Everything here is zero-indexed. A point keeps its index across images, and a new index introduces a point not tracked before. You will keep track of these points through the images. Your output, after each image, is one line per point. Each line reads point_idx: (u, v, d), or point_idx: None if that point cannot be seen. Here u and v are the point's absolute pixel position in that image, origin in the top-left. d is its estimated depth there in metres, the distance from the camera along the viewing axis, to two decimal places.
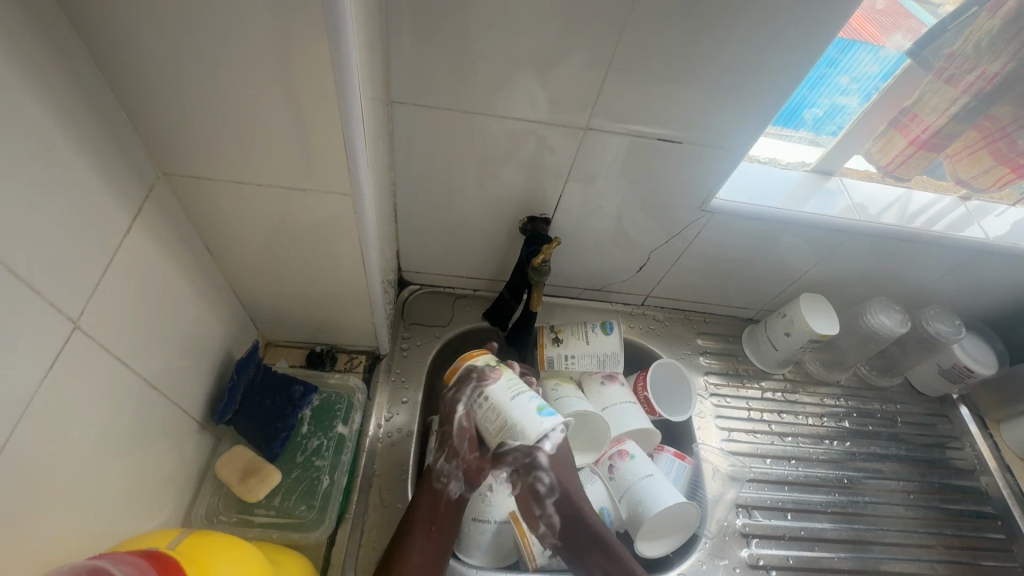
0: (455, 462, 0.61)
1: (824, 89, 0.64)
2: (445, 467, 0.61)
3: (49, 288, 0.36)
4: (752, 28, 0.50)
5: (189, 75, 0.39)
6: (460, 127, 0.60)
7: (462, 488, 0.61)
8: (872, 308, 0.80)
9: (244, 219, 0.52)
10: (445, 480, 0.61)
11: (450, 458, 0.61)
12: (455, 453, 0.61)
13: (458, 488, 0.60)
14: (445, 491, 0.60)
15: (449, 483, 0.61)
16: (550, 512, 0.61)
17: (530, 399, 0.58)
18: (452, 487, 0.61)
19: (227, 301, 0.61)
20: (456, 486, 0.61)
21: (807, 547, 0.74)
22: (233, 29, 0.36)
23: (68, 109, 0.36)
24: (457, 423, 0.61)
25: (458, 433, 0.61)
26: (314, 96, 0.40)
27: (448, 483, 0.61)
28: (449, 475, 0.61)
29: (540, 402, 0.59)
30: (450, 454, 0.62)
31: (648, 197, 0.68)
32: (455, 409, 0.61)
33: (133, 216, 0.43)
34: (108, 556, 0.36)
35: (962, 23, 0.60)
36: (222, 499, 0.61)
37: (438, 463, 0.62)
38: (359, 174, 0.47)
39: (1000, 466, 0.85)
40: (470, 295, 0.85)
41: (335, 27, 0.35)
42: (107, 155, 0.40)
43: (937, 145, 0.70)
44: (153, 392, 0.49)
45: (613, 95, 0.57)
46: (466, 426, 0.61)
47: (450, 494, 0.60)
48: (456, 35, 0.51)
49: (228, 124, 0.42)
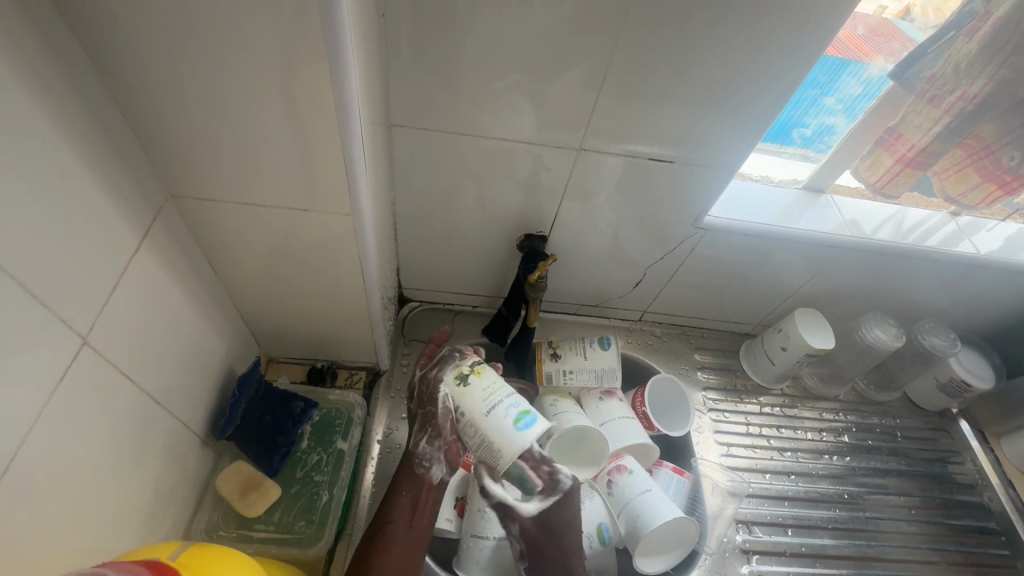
0: (435, 446, 0.61)
1: (811, 109, 0.66)
2: (426, 451, 0.61)
3: (61, 306, 0.38)
4: (734, 53, 0.53)
5: (198, 102, 0.41)
6: (458, 148, 0.62)
7: (444, 472, 0.61)
8: (867, 323, 0.80)
9: (249, 238, 0.53)
10: (427, 464, 0.60)
11: (431, 441, 0.60)
12: (436, 434, 0.60)
13: (440, 472, 0.60)
14: (427, 475, 0.60)
15: (431, 467, 0.60)
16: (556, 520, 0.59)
17: (507, 409, 0.54)
18: (433, 472, 0.60)
19: (230, 318, 0.62)
20: (438, 471, 0.60)
21: (809, 564, 0.74)
22: (240, 60, 0.38)
23: (82, 135, 0.37)
24: (441, 401, 0.59)
25: (441, 411, 0.59)
26: (316, 119, 0.42)
27: (430, 468, 0.60)
28: (431, 459, 0.60)
29: (520, 408, 0.55)
30: (430, 437, 0.60)
31: (642, 214, 0.70)
32: (437, 388, 0.61)
33: (142, 236, 0.45)
34: (112, 564, 0.36)
35: (941, 47, 0.61)
36: (222, 514, 0.61)
37: (419, 446, 0.61)
38: (359, 193, 0.48)
39: (1004, 481, 0.84)
40: (469, 311, 0.86)
41: (335, 56, 0.38)
42: (117, 180, 0.42)
43: (923, 163, 0.71)
44: (156, 406, 0.50)
45: (606, 116, 0.59)
46: (449, 406, 0.59)
47: (432, 479, 0.60)
48: (454, 60, 0.54)
49: (234, 147, 0.44)
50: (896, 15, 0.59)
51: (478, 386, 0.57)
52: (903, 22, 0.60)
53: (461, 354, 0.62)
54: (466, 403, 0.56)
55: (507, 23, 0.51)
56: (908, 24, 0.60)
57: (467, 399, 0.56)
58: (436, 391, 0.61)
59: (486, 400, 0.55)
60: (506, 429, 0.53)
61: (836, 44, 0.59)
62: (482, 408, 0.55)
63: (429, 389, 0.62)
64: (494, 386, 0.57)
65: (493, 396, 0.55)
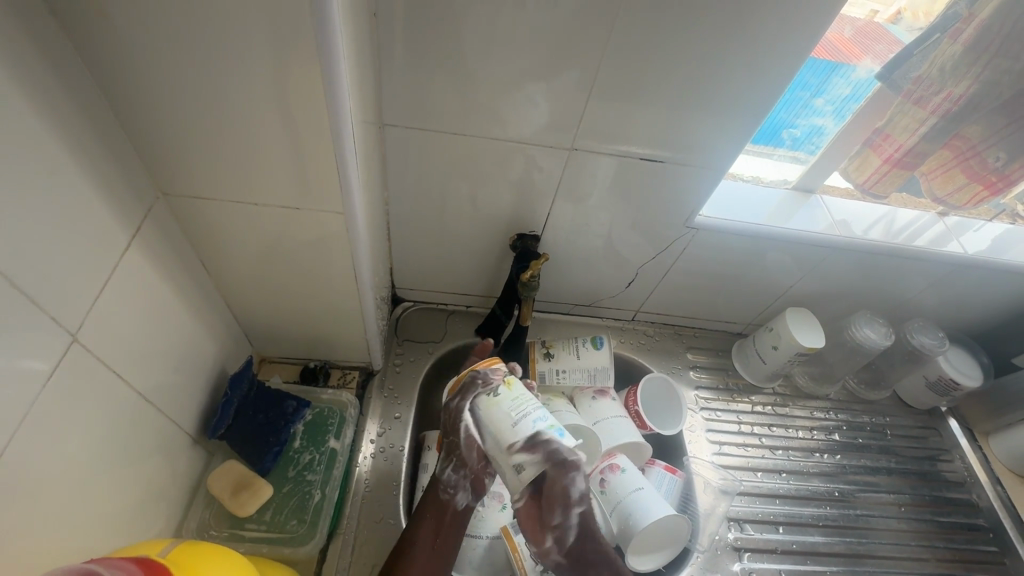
0: (461, 475, 0.60)
1: (800, 111, 0.67)
2: (451, 478, 0.61)
3: (51, 302, 0.38)
4: (724, 55, 0.53)
5: (191, 100, 0.41)
6: (451, 147, 0.62)
7: (469, 498, 0.61)
8: (857, 322, 0.81)
9: (241, 237, 0.53)
10: (452, 492, 0.61)
11: (456, 469, 0.60)
12: (462, 464, 0.59)
13: (465, 499, 0.61)
14: (451, 502, 0.60)
15: (456, 495, 0.61)
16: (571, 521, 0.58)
17: (535, 420, 0.54)
18: (459, 498, 0.61)
19: (222, 317, 0.62)
20: (464, 497, 0.61)
21: (800, 561, 0.74)
22: (233, 59, 0.38)
23: (73, 133, 0.37)
24: (465, 432, 0.57)
25: (465, 442, 0.58)
26: (308, 118, 0.42)
27: (455, 495, 0.61)
28: (456, 486, 0.61)
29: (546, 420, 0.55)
30: (456, 466, 0.60)
31: (635, 214, 0.70)
32: (459, 420, 0.57)
33: (133, 234, 0.45)
34: (102, 560, 0.36)
35: (927, 49, 0.62)
36: (214, 513, 0.61)
37: (445, 474, 0.61)
38: (351, 193, 0.48)
39: (992, 479, 0.85)
40: (463, 311, 0.86)
41: (328, 55, 0.38)
42: (109, 177, 0.42)
43: (911, 163, 0.72)
44: (148, 405, 0.50)
45: (598, 116, 0.59)
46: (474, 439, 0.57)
47: (456, 505, 0.61)
48: (447, 61, 0.54)
49: (226, 145, 0.44)
50: (885, 19, 0.61)
51: (486, 418, 0.55)
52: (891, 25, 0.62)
53: (484, 385, 0.56)
54: (494, 414, 0.55)
55: (499, 23, 0.51)
56: (897, 28, 0.62)
57: (495, 409, 0.55)
58: (459, 422, 0.58)
59: (515, 412, 0.54)
60: (535, 442, 0.53)
61: (824, 45, 0.60)
62: (511, 419, 0.54)
63: (452, 420, 0.58)
64: (524, 397, 0.56)
65: (522, 410, 0.54)
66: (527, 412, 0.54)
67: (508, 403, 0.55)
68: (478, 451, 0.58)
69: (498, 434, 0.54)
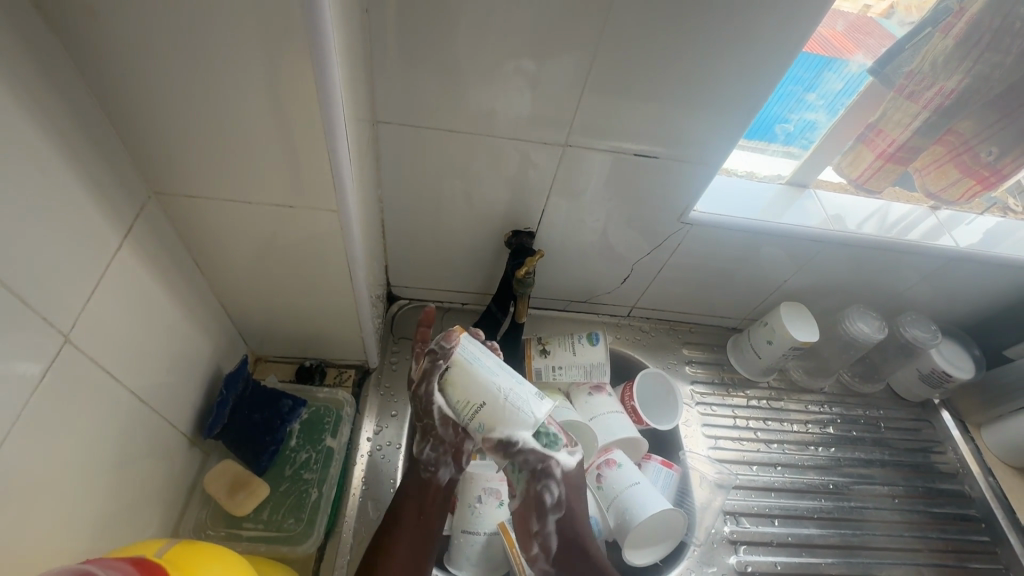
0: (441, 451, 0.58)
1: (794, 105, 0.67)
2: (430, 457, 0.59)
3: (44, 304, 0.38)
4: (717, 49, 0.53)
5: (182, 97, 0.40)
6: (445, 144, 0.62)
7: (452, 472, 0.59)
8: (851, 315, 0.82)
9: (234, 235, 0.53)
10: (433, 469, 0.59)
11: (435, 447, 0.58)
12: (439, 441, 0.57)
13: (447, 473, 0.59)
14: (434, 478, 0.60)
15: (438, 471, 0.59)
16: (550, 529, 0.58)
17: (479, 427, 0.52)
18: (441, 474, 0.59)
19: (216, 317, 0.62)
20: (446, 472, 0.59)
21: (795, 553, 0.75)
22: (223, 56, 0.38)
23: (63, 132, 0.37)
24: (437, 413, 0.55)
25: (439, 420, 0.56)
26: (300, 114, 0.42)
27: (436, 471, 0.59)
28: (436, 464, 0.59)
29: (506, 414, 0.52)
30: (434, 444, 0.58)
31: (629, 211, 0.70)
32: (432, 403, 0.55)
33: (125, 234, 0.45)
34: (95, 561, 0.36)
35: (918, 43, 0.62)
36: (210, 513, 0.61)
37: (422, 453, 0.59)
38: (345, 190, 0.48)
39: (984, 469, 0.86)
40: (458, 308, 0.86)
41: (320, 52, 0.38)
42: (99, 177, 0.41)
43: (904, 158, 0.73)
44: (142, 405, 0.50)
45: (591, 112, 0.59)
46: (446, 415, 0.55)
47: (440, 480, 0.60)
48: (440, 57, 0.54)
49: (217, 143, 0.44)
50: (879, 14, 0.61)
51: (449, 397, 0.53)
52: (885, 19, 0.61)
53: (445, 358, 0.54)
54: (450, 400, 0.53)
55: (491, 18, 0.51)
56: (890, 22, 0.62)
57: (450, 391, 0.53)
58: (431, 403, 0.55)
59: (463, 409, 0.52)
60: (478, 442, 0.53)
61: (817, 40, 0.60)
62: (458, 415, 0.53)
63: (423, 403, 0.56)
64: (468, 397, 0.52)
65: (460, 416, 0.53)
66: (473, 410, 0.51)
67: (457, 392, 0.52)
68: (452, 426, 0.56)
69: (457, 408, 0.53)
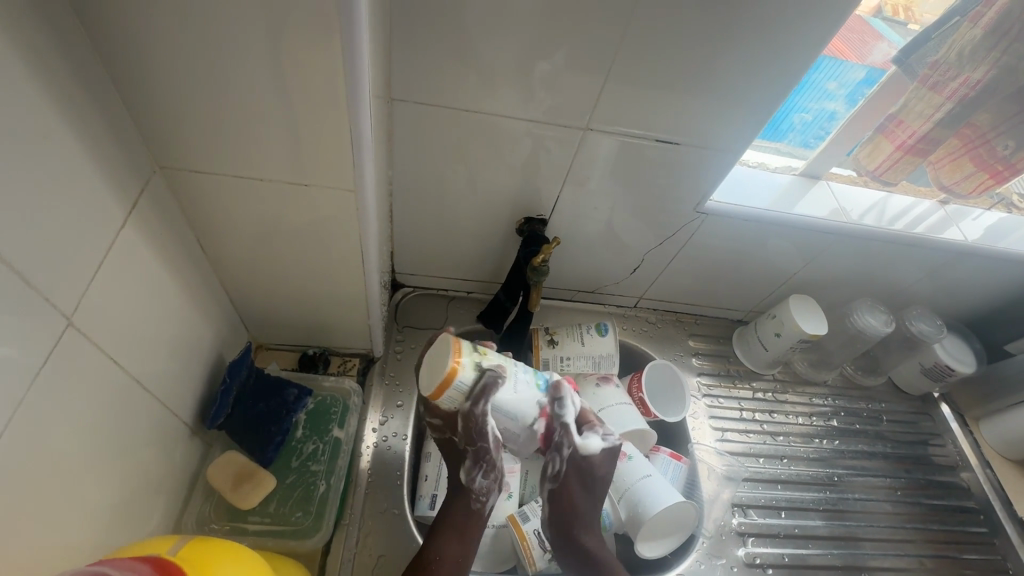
0: (493, 479, 0.59)
1: (814, 94, 0.66)
2: (483, 485, 0.59)
3: (48, 283, 0.35)
4: (753, 31, 0.51)
5: (195, 62, 0.37)
6: (460, 125, 0.60)
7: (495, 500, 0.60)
8: (859, 309, 0.82)
9: (242, 215, 0.50)
10: (483, 499, 0.59)
11: (487, 474, 0.59)
12: (492, 468, 0.59)
13: (493, 502, 0.60)
14: (481, 509, 0.59)
15: (487, 501, 0.59)
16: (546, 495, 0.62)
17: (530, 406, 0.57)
18: (488, 504, 0.60)
19: (219, 301, 0.59)
20: (494, 501, 0.60)
21: (802, 545, 0.75)
22: (243, 19, 0.35)
23: (67, 96, 0.34)
24: (492, 433, 0.57)
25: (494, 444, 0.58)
26: (322, 85, 0.39)
27: (486, 502, 0.59)
28: (487, 493, 0.59)
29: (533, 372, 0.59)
30: (487, 471, 0.59)
31: (645, 200, 0.69)
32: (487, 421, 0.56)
33: (130, 211, 0.42)
34: (109, 562, 0.34)
35: (945, 32, 0.62)
36: (214, 506, 0.59)
37: (474, 481, 0.59)
38: (362, 169, 0.46)
39: (982, 461, 0.87)
40: (464, 297, 0.84)
41: (349, 18, 0.35)
42: (105, 148, 0.38)
43: (924, 151, 0.72)
44: (145, 393, 0.47)
45: (616, 95, 0.57)
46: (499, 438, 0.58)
47: (484, 510, 0.60)
48: (462, 32, 0.51)
49: (230, 114, 0.41)
50: (868, 11, 0.60)
51: (498, 406, 0.56)
52: (874, 18, 0.61)
53: (491, 373, 0.54)
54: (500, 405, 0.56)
55: None
56: (880, 20, 0.61)
57: (497, 399, 0.55)
58: (485, 424, 0.56)
59: (514, 407, 0.56)
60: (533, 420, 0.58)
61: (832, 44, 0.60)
62: (511, 413, 0.57)
63: (478, 425, 0.56)
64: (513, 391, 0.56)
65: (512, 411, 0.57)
66: (522, 397, 0.56)
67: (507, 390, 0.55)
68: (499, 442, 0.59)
69: (509, 411, 0.56)
